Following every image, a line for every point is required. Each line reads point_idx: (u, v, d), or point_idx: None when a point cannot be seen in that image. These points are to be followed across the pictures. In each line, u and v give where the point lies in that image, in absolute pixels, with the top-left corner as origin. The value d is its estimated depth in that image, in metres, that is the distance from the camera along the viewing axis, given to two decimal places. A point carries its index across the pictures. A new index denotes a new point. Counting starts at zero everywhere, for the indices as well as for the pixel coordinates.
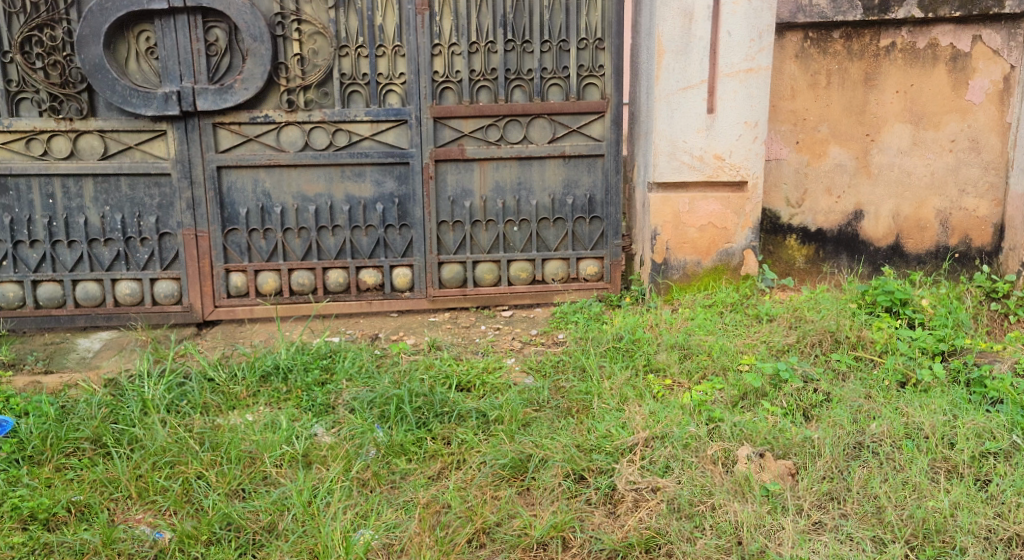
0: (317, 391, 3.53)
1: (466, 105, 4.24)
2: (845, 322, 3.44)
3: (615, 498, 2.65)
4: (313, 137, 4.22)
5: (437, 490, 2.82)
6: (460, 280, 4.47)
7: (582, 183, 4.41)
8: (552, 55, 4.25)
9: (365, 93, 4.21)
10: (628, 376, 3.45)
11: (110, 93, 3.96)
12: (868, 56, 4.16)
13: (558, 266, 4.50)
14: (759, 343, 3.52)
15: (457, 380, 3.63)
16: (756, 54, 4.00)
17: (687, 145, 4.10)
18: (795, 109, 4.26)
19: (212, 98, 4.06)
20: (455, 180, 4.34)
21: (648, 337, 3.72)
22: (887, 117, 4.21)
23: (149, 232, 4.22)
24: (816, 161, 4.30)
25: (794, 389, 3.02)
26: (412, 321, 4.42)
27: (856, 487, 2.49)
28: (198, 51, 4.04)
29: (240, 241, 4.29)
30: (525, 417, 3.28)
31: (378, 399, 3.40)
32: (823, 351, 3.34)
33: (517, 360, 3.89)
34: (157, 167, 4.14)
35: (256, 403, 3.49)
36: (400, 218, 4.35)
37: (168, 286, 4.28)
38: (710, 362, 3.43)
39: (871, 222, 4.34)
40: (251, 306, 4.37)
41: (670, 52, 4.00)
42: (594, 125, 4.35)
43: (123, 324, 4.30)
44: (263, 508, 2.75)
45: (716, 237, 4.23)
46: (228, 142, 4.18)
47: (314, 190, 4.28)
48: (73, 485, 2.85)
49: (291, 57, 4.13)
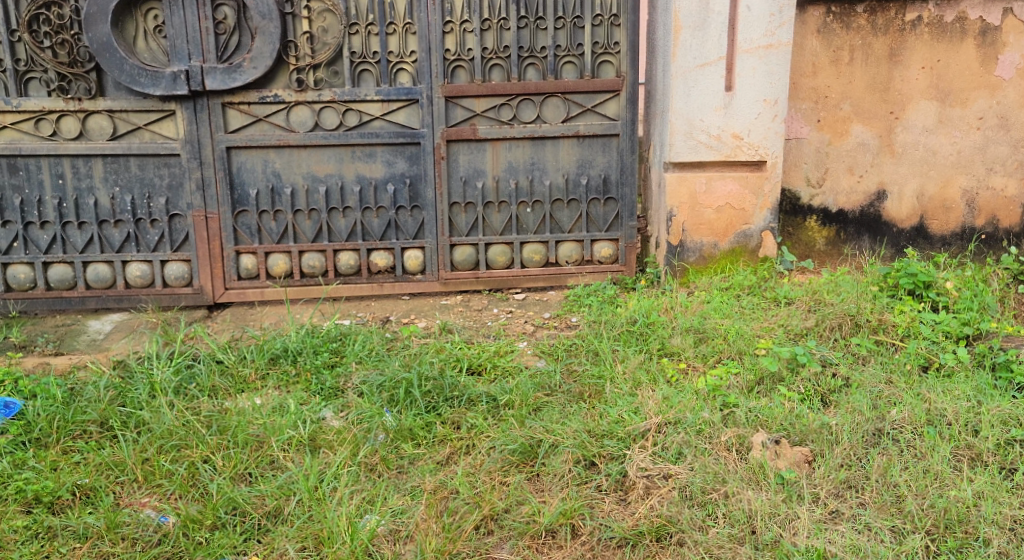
0: (327, 374, 3.50)
1: (478, 84, 4.15)
2: (865, 305, 3.35)
3: (627, 485, 2.58)
4: (323, 116, 4.16)
5: (445, 475, 2.79)
6: (472, 263, 4.41)
7: (597, 162, 4.32)
8: (566, 32, 4.15)
9: (376, 72, 4.14)
10: (642, 359, 3.38)
11: (118, 72, 3.93)
12: (892, 30, 4.02)
13: (572, 248, 4.41)
14: (776, 326, 3.43)
15: (468, 363, 3.58)
16: (776, 29, 3.89)
17: (704, 124, 3.99)
18: (817, 85, 4.12)
19: (221, 78, 4.00)
20: (467, 160, 4.27)
21: (662, 321, 3.64)
22: (912, 94, 4.08)
23: (159, 213, 4.18)
24: (838, 140, 4.18)
25: (812, 374, 2.92)
26: (423, 304, 4.37)
27: (875, 476, 2.40)
28: (206, 29, 3.98)
29: (250, 223, 4.25)
30: (536, 402, 3.22)
31: (388, 382, 3.35)
32: (843, 335, 3.25)
33: (529, 344, 3.83)
34: (166, 148, 4.10)
35: (265, 386, 3.46)
36: (411, 199, 4.29)
37: (178, 268, 4.25)
38: (726, 345, 3.34)
39: (895, 203, 4.21)
40: (262, 289, 4.33)
41: (688, 28, 3.89)
42: (609, 103, 4.25)
43: (134, 306, 4.28)
44: (268, 492, 2.71)
45: (734, 218, 4.13)
46: (238, 122, 4.13)
47: (324, 171, 4.22)
48: (79, 468, 2.84)
49: (301, 35, 4.07)
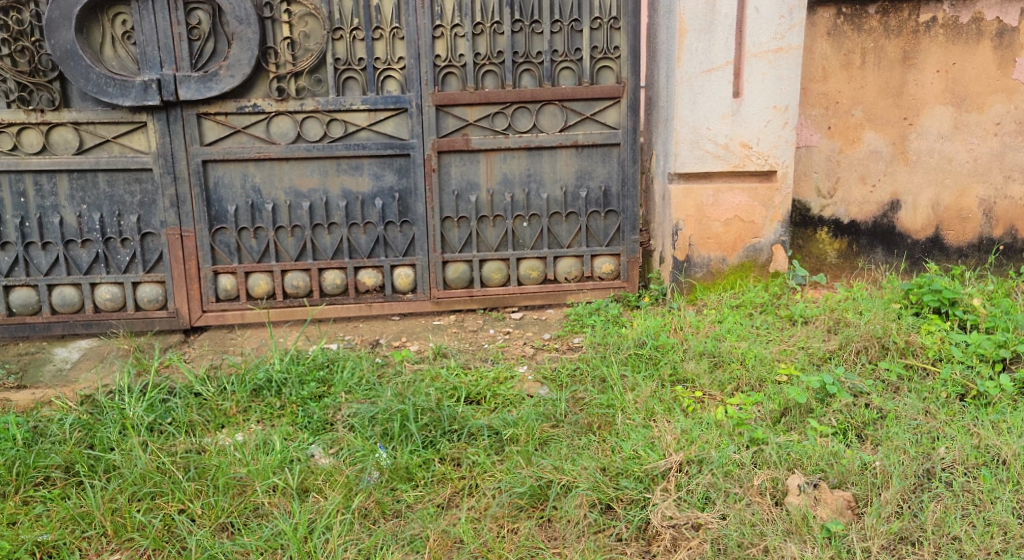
0: (313, 406, 3.24)
1: (471, 92, 3.92)
2: (891, 325, 3.17)
3: (650, 534, 2.37)
4: (306, 127, 3.90)
5: (447, 523, 2.54)
6: (466, 280, 4.16)
7: (596, 173, 4.09)
8: (563, 36, 3.92)
9: (362, 80, 3.89)
10: (654, 388, 3.15)
11: (83, 82, 3.64)
12: (906, 32, 3.83)
13: (571, 263, 4.18)
14: (796, 349, 3.23)
15: (466, 392, 3.34)
16: (786, 32, 3.68)
17: (711, 132, 3.78)
18: (827, 91, 3.92)
19: (196, 87, 3.73)
20: (459, 172, 4.03)
21: (672, 343, 3.41)
22: (926, 99, 3.89)
23: (130, 232, 3.89)
24: (849, 147, 3.97)
25: (843, 406, 2.72)
26: (415, 325, 4.12)
27: (932, 527, 2.20)
28: (179, 35, 3.71)
29: (228, 241, 3.97)
30: (543, 436, 2.99)
31: (380, 415, 3.10)
32: (869, 358, 3.07)
33: (530, 368, 3.59)
34: (137, 162, 3.82)
35: (247, 421, 3.19)
36: (401, 214, 4.04)
37: (152, 290, 3.96)
38: (744, 371, 3.13)
39: (909, 213, 4.02)
40: (242, 311, 4.05)
41: (693, 31, 3.67)
42: (608, 111, 4.02)
43: (104, 331, 3.98)
44: (254, 547, 2.47)
45: (742, 231, 3.92)
46: (214, 134, 3.86)
47: (308, 185, 3.96)
48: (41, 523, 2.55)
49: (281, 41, 3.81)
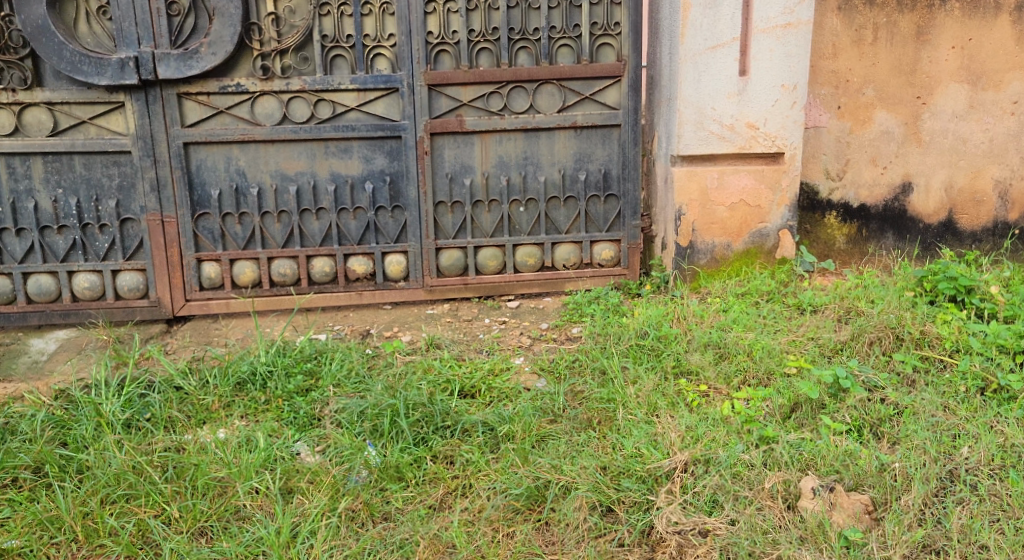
0: (300, 400, 3.09)
1: (465, 70, 3.74)
2: (905, 315, 3.03)
3: (654, 539, 2.24)
4: (292, 108, 3.73)
5: (439, 527, 2.41)
6: (460, 268, 4.00)
7: (596, 156, 3.92)
8: (561, 12, 3.74)
9: (350, 58, 3.71)
10: (656, 381, 3.00)
11: (57, 60, 3.46)
12: (920, 6, 3.65)
13: (569, 250, 4.02)
14: (805, 340, 3.08)
15: (460, 385, 3.19)
16: (796, 6, 3.51)
17: (716, 113, 3.61)
18: (837, 69, 3.74)
19: (176, 65, 3.55)
20: (453, 154, 3.86)
21: (676, 334, 3.26)
22: (941, 77, 3.72)
23: (109, 217, 3.72)
24: (860, 128, 3.80)
25: (858, 401, 2.57)
26: (407, 314, 3.96)
27: (957, 535, 2.07)
28: (157, 10, 3.53)
29: (212, 227, 3.81)
30: (540, 432, 2.84)
31: (370, 410, 2.95)
32: (883, 350, 2.92)
33: (527, 360, 3.44)
34: (114, 144, 3.64)
35: (230, 417, 3.04)
36: (392, 198, 3.88)
37: (132, 279, 3.79)
38: (751, 364, 2.98)
39: (921, 196, 3.86)
40: (227, 300, 3.89)
41: (698, 6, 3.49)
42: (609, 91, 3.84)
43: (83, 321, 3.81)
44: (233, 553, 2.34)
45: (748, 216, 3.76)
46: (195, 115, 3.68)
47: (295, 169, 3.80)
48: (7, 528, 2.41)
49: (265, 17, 3.63)
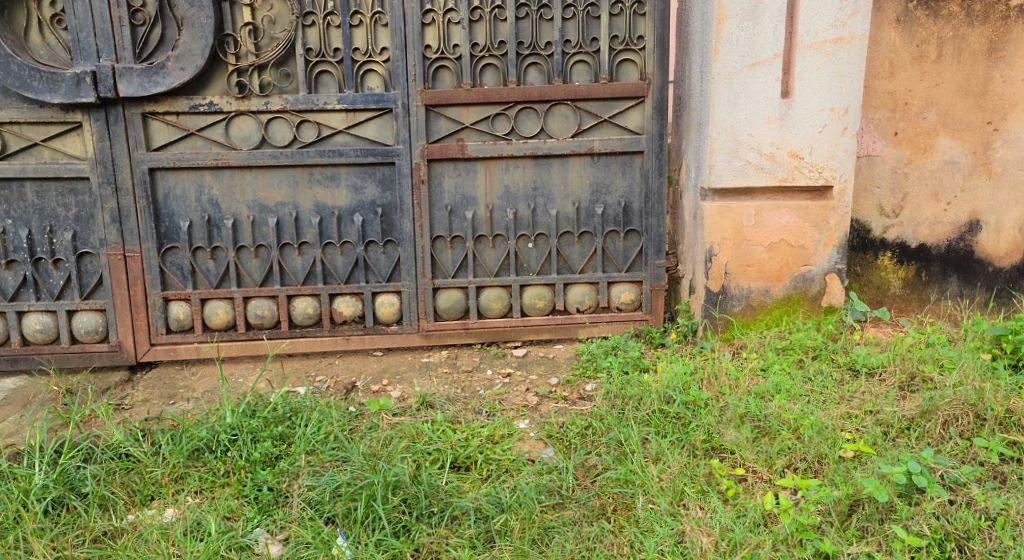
0: (264, 473, 2.61)
1: (467, 89, 3.29)
2: (987, 388, 2.54)
3: None
4: (272, 130, 3.30)
5: None
6: (460, 311, 3.53)
7: (615, 186, 3.45)
8: (578, 24, 3.29)
9: (338, 74, 3.27)
10: (684, 460, 2.51)
11: (3, 74, 3.07)
12: (993, 19, 3.16)
13: (584, 291, 3.55)
14: (863, 414, 2.59)
15: (451, 457, 2.68)
16: (848, 18, 3.03)
17: (754, 140, 3.13)
18: (893, 89, 3.26)
19: (139, 81, 3.13)
20: (453, 183, 3.41)
21: (706, 400, 2.76)
22: (1017, 99, 3.22)
23: (64, 251, 3.31)
24: (920, 157, 3.30)
25: (939, 507, 2.15)
26: (399, 363, 3.49)
27: None
28: (119, 19, 3.12)
29: (181, 263, 3.38)
30: (544, 523, 2.35)
31: (343, 489, 2.46)
32: (961, 431, 2.45)
33: (532, 424, 2.93)
34: (71, 170, 3.23)
35: (179, 493, 2.58)
36: (383, 232, 3.43)
37: (90, 320, 3.37)
38: (799, 444, 2.49)
39: (991, 235, 3.34)
40: (197, 344, 3.45)
41: (734, 18, 3.02)
42: (631, 113, 3.38)
43: (32, 368, 3.40)
44: None
45: (791, 258, 3.26)
46: (163, 138, 3.27)
47: (275, 198, 3.36)
48: None
49: (241, 28, 3.21)
